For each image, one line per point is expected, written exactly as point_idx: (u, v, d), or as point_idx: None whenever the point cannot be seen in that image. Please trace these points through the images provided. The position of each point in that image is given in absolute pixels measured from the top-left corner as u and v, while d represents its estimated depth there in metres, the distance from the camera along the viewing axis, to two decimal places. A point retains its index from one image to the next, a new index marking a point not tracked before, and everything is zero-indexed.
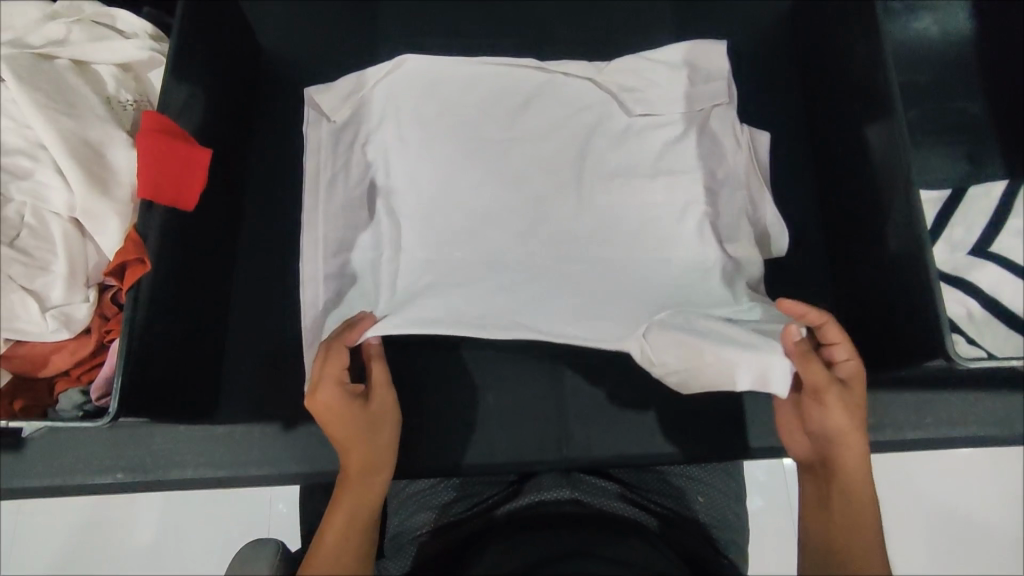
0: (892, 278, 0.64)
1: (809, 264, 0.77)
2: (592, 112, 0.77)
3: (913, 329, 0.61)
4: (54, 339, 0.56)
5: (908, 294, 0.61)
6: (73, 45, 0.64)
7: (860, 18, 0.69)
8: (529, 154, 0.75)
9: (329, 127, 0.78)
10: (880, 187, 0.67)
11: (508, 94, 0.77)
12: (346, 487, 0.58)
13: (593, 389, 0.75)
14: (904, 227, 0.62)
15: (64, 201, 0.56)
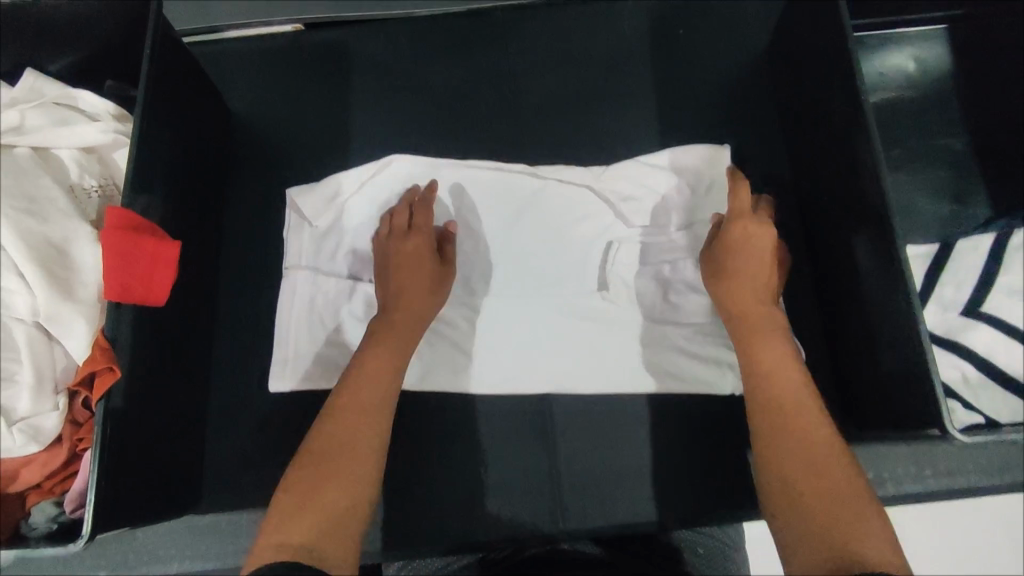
0: (890, 373, 0.63)
1: (806, 332, 0.75)
2: (585, 221, 0.76)
3: (912, 418, 0.60)
4: (23, 453, 0.53)
5: (907, 389, 0.60)
6: (34, 132, 0.62)
7: (837, 67, 0.69)
8: (524, 265, 0.75)
9: (310, 232, 0.75)
10: (864, 278, 0.66)
11: (506, 201, 0.77)
12: (375, 361, 0.66)
13: (586, 458, 0.73)
14: (888, 296, 0.61)
15: (27, 306, 0.53)
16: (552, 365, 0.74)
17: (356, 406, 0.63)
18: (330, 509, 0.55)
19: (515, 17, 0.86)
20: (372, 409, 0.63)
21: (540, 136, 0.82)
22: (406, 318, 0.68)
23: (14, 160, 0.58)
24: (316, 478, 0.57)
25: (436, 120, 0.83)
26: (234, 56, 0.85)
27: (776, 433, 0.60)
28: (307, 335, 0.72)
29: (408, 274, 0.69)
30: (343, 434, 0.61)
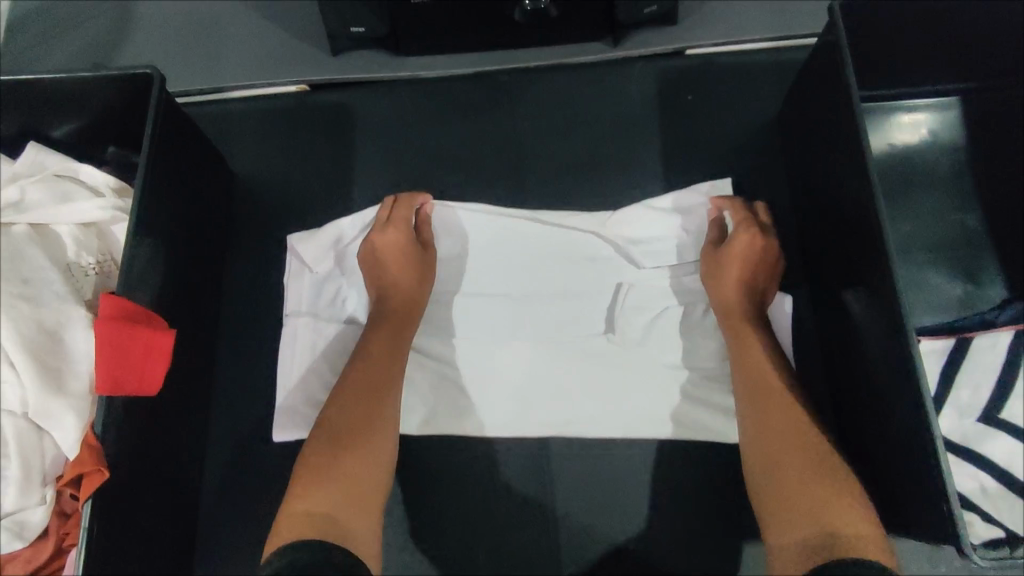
0: (898, 461, 0.61)
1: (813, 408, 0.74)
2: (592, 264, 0.75)
3: (921, 511, 0.59)
4: (8, 550, 0.52)
5: (916, 483, 0.58)
6: (33, 207, 0.62)
7: (847, 149, 0.67)
8: (530, 314, 0.74)
9: (312, 277, 0.75)
10: (870, 358, 0.65)
11: (511, 245, 0.75)
12: (377, 340, 0.68)
13: (587, 543, 0.70)
14: (901, 395, 0.59)
15: (17, 398, 0.53)
16: (558, 415, 0.72)
17: (361, 381, 0.65)
18: (349, 483, 0.60)
19: (519, 81, 0.85)
20: (380, 380, 0.66)
21: (543, 202, 0.81)
22: (400, 298, 0.70)
23: (13, 242, 0.58)
24: (336, 450, 0.61)
25: (437, 184, 0.82)
26: (236, 116, 0.84)
27: (760, 420, 0.63)
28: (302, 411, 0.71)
29: (393, 264, 0.71)
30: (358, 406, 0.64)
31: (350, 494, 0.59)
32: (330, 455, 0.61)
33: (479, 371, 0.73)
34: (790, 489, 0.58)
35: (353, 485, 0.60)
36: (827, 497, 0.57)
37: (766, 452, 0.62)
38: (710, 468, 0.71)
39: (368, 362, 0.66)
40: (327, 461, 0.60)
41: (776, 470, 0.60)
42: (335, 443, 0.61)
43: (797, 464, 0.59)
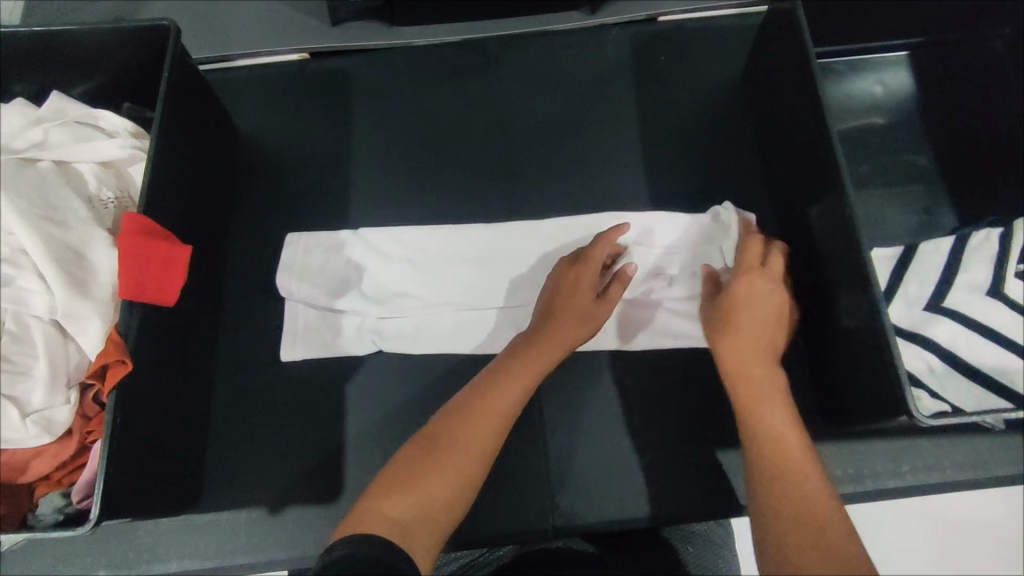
0: (856, 354, 0.67)
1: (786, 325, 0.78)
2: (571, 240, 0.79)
3: (879, 393, 0.64)
4: (36, 444, 0.56)
5: (875, 370, 0.64)
6: (56, 147, 0.67)
7: (804, 86, 0.74)
8: (520, 248, 0.78)
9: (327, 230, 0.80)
10: (831, 269, 0.71)
11: (489, 239, 0.79)
12: (534, 356, 0.66)
13: (578, 456, 0.74)
14: (860, 297, 0.65)
15: (46, 305, 0.57)
16: None
17: (481, 397, 0.62)
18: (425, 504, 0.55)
19: (506, 46, 0.92)
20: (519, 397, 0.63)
21: (532, 152, 0.86)
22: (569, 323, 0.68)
23: (38, 173, 0.63)
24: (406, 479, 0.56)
25: (432, 139, 0.87)
26: (242, 83, 0.89)
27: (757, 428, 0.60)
28: (310, 340, 0.76)
29: (583, 319, 0.69)
30: (477, 423, 0.60)
31: (425, 512, 0.54)
32: (422, 461, 0.58)
33: (471, 292, 0.77)
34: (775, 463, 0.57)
35: (427, 506, 0.55)
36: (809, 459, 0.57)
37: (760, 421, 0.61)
38: (690, 387, 0.76)
39: (524, 372, 0.64)
40: (413, 469, 0.57)
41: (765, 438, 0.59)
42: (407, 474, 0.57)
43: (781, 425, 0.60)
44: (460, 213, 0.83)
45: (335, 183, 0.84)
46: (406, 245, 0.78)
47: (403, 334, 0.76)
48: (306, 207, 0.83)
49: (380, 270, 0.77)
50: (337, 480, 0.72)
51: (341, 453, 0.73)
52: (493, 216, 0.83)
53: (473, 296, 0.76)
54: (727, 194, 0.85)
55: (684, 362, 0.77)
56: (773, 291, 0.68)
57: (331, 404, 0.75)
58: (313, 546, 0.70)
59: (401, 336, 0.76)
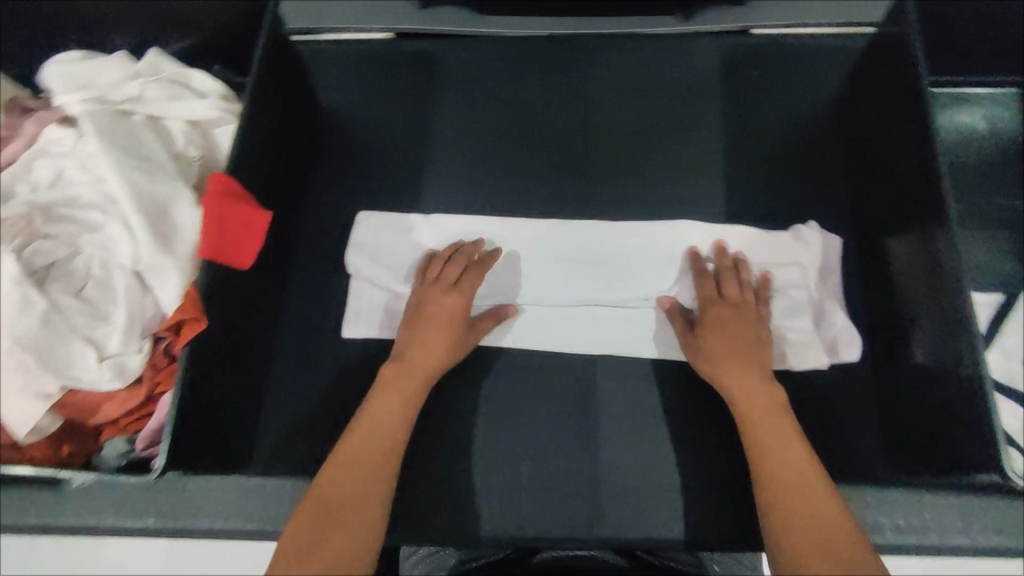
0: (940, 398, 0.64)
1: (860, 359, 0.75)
2: (640, 246, 0.78)
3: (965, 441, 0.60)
4: (108, 388, 0.57)
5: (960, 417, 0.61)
6: (150, 101, 0.68)
7: (908, 112, 0.70)
8: (586, 249, 0.78)
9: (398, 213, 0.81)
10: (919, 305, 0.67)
11: (557, 237, 0.79)
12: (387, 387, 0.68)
13: (628, 468, 0.72)
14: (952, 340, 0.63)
15: (130, 256, 0.58)
16: (607, 337, 0.76)
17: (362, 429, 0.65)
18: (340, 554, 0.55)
19: (594, 45, 0.90)
20: (394, 422, 0.66)
21: (610, 153, 0.84)
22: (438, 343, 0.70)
23: (133, 126, 0.65)
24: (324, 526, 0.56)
25: (509, 131, 0.86)
26: (328, 56, 0.90)
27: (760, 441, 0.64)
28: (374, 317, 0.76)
29: (443, 318, 0.71)
30: (361, 468, 0.62)
31: (341, 565, 0.54)
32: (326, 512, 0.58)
33: (533, 288, 0.77)
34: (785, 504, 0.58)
35: (346, 540, 0.56)
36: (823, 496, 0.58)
37: (768, 465, 0.62)
38: None
39: (380, 400, 0.67)
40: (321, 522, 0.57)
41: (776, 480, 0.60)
42: (320, 514, 0.58)
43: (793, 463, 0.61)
44: (530, 209, 0.82)
45: (409, 165, 0.84)
46: (475, 235, 0.79)
47: None
48: (379, 186, 0.83)
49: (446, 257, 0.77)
50: None
51: None
52: (564, 215, 0.82)
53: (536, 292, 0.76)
54: (809, 217, 0.81)
55: None
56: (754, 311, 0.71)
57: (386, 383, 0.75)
58: None
59: None
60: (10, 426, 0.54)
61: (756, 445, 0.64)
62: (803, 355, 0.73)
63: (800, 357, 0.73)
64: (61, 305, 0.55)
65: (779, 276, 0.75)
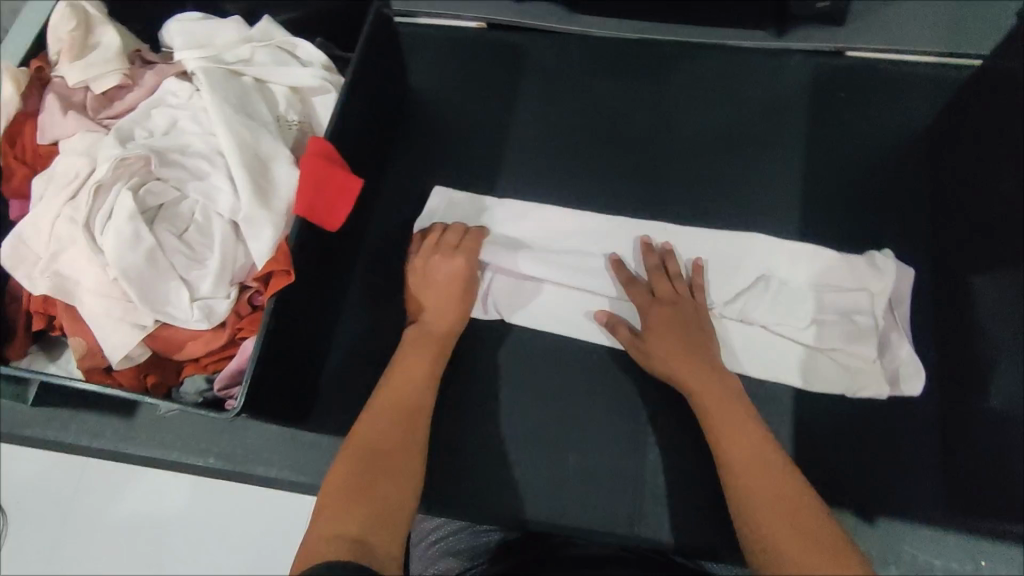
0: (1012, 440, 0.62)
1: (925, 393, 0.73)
2: (712, 256, 0.77)
3: None
4: (195, 327, 0.60)
5: None
6: (259, 65, 0.72)
7: (1007, 146, 0.68)
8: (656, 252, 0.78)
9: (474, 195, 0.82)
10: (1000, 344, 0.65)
11: (627, 237, 0.79)
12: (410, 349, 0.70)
13: (673, 473, 0.71)
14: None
15: (229, 206, 0.62)
16: None
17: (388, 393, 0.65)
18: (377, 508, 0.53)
19: (682, 53, 0.90)
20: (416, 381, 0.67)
21: (688, 160, 0.84)
22: (450, 305, 0.72)
23: (242, 86, 0.68)
24: (362, 479, 0.56)
25: (589, 128, 0.87)
26: (420, 40, 0.92)
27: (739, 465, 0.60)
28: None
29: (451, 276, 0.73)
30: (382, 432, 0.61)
31: (381, 518, 0.52)
32: (358, 475, 0.56)
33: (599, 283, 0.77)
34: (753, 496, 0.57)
35: (383, 491, 0.55)
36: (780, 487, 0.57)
37: (739, 479, 0.59)
38: (806, 434, 0.72)
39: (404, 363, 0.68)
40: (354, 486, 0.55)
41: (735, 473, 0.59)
42: (355, 467, 0.57)
43: (754, 452, 0.60)
44: (601, 207, 0.83)
45: (487, 152, 0.86)
46: (546, 225, 0.80)
47: (529, 308, 0.76)
48: (456, 169, 0.86)
49: (516, 243, 0.79)
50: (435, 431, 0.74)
51: (443, 408, 0.75)
52: (634, 216, 0.82)
53: (602, 287, 0.77)
54: (887, 246, 0.79)
55: (804, 407, 0.73)
56: (681, 297, 0.72)
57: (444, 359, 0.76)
58: None
59: (528, 309, 0.76)
60: (106, 351, 0.59)
61: (713, 436, 0.63)
62: (863, 382, 0.72)
63: (859, 383, 0.72)
64: (164, 243, 0.59)
65: (853, 298, 0.73)
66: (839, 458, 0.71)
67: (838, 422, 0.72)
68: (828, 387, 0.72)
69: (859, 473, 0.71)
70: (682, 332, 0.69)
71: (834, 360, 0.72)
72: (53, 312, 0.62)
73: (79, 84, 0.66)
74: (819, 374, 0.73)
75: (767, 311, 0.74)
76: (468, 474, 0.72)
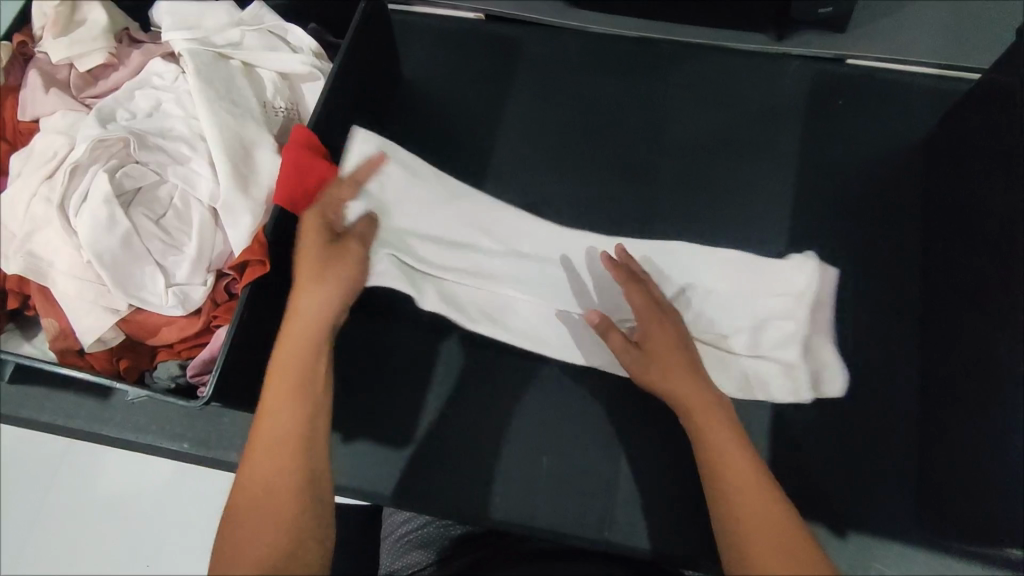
0: (989, 464, 0.62)
1: (903, 409, 0.72)
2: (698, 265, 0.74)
3: (1009, 510, 0.58)
4: (169, 313, 0.60)
5: (1007, 484, 0.59)
6: (248, 50, 0.71)
7: (1001, 165, 0.67)
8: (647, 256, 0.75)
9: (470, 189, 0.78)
10: (986, 366, 0.64)
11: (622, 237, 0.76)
12: (280, 356, 0.57)
13: (647, 479, 0.71)
14: (1010, 410, 0.59)
15: (209, 192, 0.61)
16: None
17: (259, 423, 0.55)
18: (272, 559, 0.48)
19: (679, 54, 0.89)
20: (289, 396, 0.55)
21: (679, 162, 0.83)
22: (314, 279, 0.59)
23: (229, 71, 0.67)
24: (250, 527, 0.50)
25: (582, 127, 0.86)
26: (415, 29, 0.91)
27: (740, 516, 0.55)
28: (427, 281, 0.71)
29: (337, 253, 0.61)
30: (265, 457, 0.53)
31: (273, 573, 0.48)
32: (246, 522, 0.50)
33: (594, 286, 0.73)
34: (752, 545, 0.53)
35: (266, 550, 0.49)
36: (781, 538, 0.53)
37: (745, 532, 0.54)
38: (782, 445, 0.72)
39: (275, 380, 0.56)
40: (241, 540, 0.50)
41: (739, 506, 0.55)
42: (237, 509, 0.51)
43: (754, 497, 0.55)
44: (588, 207, 0.82)
45: (477, 147, 0.85)
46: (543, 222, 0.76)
47: (519, 310, 0.73)
48: (445, 162, 0.85)
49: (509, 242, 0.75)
50: (411, 426, 0.74)
51: (420, 402, 0.75)
52: (622, 218, 0.81)
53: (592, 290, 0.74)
54: (876, 259, 0.78)
55: (782, 419, 0.73)
56: (669, 318, 0.67)
57: (425, 355, 0.76)
58: (369, 481, 0.72)
59: (517, 312, 0.73)
60: (78, 333, 0.59)
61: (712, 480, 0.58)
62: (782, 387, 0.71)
63: (784, 389, 0.71)
64: (141, 227, 0.59)
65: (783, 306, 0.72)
66: (815, 471, 0.71)
67: (814, 435, 0.72)
68: (755, 394, 0.72)
69: (833, 487, 0.70)
70: (682, 357, 0.64)
71: (762, 366, 0.71)
72: (28, 292, 0.61)
73: (63, 61, 0.65)
74: (745, 379, 0.72)
75: (742, 327, 0.72)
76: (441, 471, 0.72)
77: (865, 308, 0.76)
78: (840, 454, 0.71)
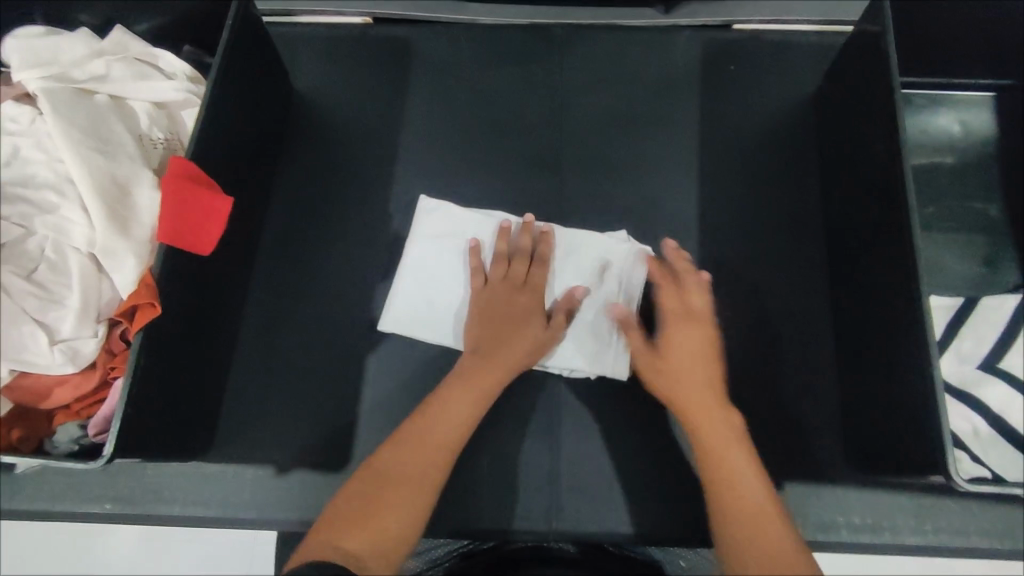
0: (900, 398, 0.64)
1: (821, 357, 0.75)
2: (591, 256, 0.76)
3: (920, 440, 0.61)
4: (59, 372, 0.56)
5: (916, 416, 0.62)
6: (114, 82, 0.67)
7: (877, 114, 0.70)
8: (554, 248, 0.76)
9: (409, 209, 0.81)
10: (886, 307, 0.67)
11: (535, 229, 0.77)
12: (453, 391, 0.63)
13: (587, 462, 0.71)
14: (910, 345, 0.62)
15: (85, 238, 0.57)
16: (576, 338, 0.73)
17: (378, 488, 0.56)
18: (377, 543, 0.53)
19: (572, 38, 0.89)
20: (464, 420, 0.62)
21: (585, 145, 0.84)
22: (515, 340, 0.67)
23: (93, 105, 0.63)
24: (359, 506, 0.55)
25: (485, 121, 0.85)
26: (300, 40, 0.88)
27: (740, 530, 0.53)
28: (402, 307, 0.75)
29: (512, 322, 0.68)
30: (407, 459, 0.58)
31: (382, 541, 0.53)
32: (363, 503, 0.55)
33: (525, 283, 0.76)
34: (752, 527, 0.53)
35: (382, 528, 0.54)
36: (778, 516, 0.54)
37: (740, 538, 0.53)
38: None
39: (402, 450, 0.59)
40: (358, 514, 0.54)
41: (740, 525, 0.53)
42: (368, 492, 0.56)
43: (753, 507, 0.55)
44: (499, 201, 0.81)
45: (379, 154, 0.83)
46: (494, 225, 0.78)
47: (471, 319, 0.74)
48: (348, 175, 0.82)
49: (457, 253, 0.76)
50: (345, 449, 0.72)
51: (352, 422, 0.73)
52: (534, 208, 0.81)
53: None
54: (781, 215, 0.81)
55: None
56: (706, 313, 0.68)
57: (350, 373, 0.74)
58: (309, 511, 0.70)
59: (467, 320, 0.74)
60: None
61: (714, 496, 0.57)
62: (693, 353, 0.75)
63: None
64: (10, 286, 0.54)
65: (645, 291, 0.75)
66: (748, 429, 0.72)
67: (741, 394, 0.74)
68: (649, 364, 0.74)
69: (766, 442, 0.72)
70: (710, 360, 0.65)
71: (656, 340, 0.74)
72: None
73: None
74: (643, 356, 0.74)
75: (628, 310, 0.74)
76: None
77: (777, 265, 0.79)
78: (768, 408, 0.73)
